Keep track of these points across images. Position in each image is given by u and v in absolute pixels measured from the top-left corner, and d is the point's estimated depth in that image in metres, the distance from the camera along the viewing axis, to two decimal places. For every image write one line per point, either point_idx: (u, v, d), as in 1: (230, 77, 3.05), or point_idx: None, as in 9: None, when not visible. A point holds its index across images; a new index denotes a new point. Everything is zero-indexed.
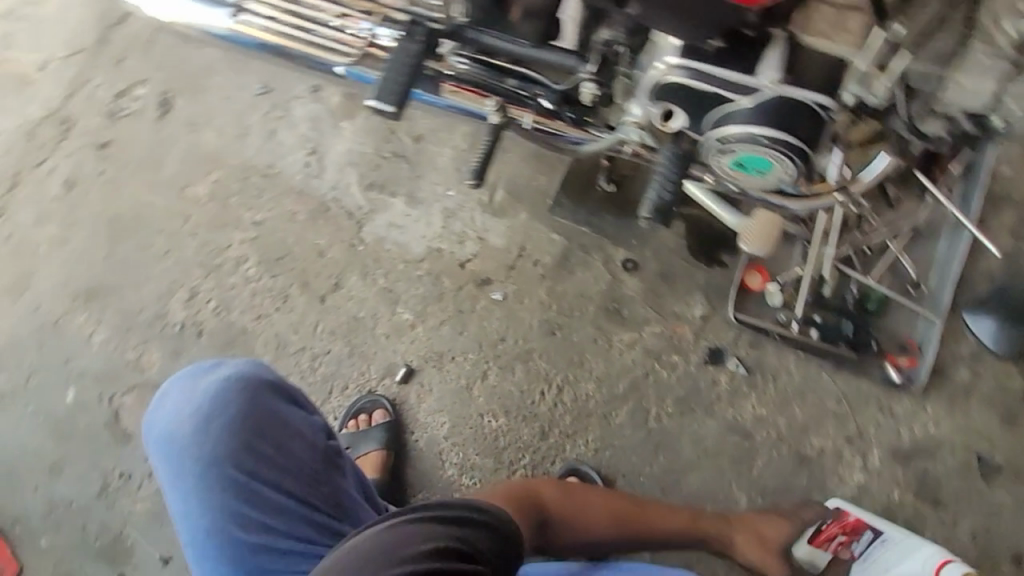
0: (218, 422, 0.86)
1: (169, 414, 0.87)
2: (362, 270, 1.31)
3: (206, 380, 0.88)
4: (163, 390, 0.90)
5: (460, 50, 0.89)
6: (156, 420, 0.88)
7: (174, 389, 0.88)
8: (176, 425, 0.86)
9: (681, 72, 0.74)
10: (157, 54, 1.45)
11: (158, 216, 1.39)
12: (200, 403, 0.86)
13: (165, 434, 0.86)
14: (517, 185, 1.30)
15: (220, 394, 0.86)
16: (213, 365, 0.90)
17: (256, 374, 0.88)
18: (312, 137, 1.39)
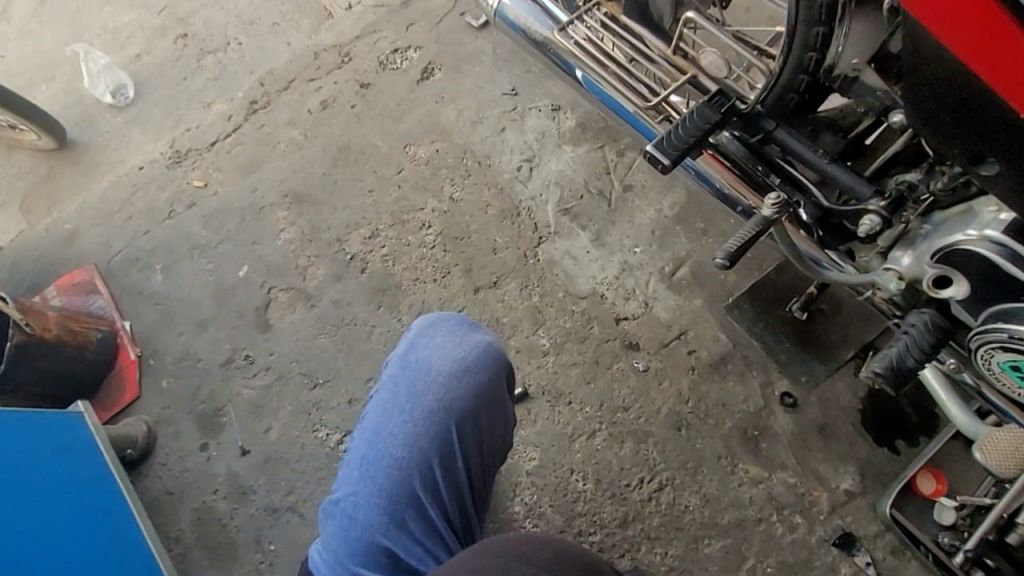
0: (471, 382, 0.89)
1: (436, 349, 0.91)
2: (523, 281, 1.33)
3: (469, 336, 0.92)
4: (437, 322, 0.94)
5: (740, 134, 0.88)
6: (420, 345, 0.91)
7: (445, 326, 0.93)
8: (437, 361, 0.90)
9: (992, 246, 0.69)
10: (440, 32, 1.63)
11: (378, 159, 1.52)
12: (470, 357, 0.90)
13: (421, 360, 0.90)
14: (703, 270, 1.27)
15: (484, 358, 0.90)
16: (486, 327, 0.95)
17: (511, 362, 0.93)
18: (534, 147, 1.45)
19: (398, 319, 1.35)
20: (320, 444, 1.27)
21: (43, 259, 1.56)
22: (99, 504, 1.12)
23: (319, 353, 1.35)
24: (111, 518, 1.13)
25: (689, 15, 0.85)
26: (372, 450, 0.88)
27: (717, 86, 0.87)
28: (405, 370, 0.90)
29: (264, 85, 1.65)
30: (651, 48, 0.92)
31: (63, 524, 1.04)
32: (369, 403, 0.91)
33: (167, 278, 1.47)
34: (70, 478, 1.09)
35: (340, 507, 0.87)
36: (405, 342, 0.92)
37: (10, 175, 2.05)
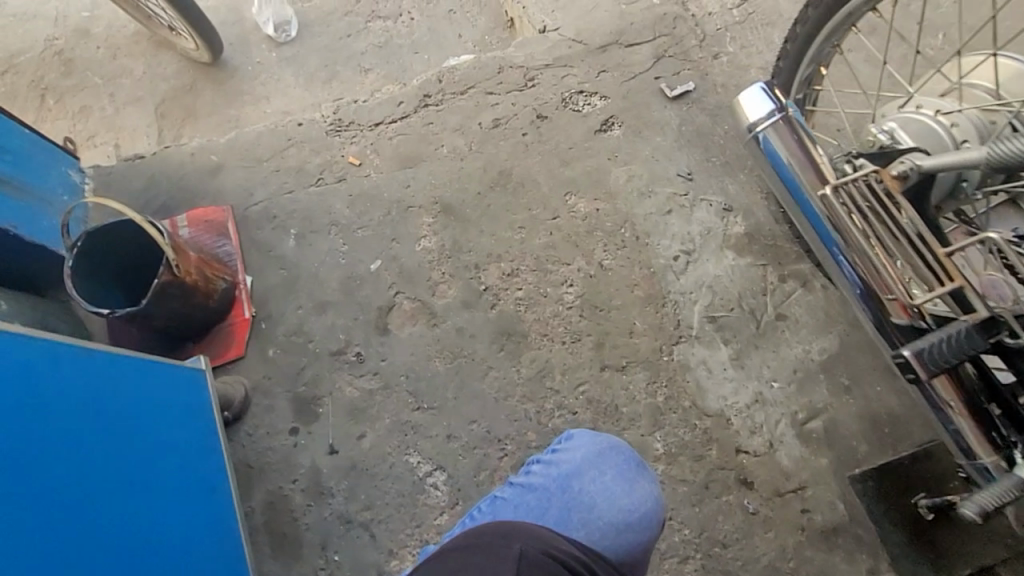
0: (628, 538, 0.88)
1: (603, 488, 0.91)
2: (652, 376, 1.30)
3: (636, 485, 0.91)
4: (609, 456, 0.94)
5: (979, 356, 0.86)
6: (587, 476, 0.92)
7: (611, 463, 0.92)
8: (602, 501, 0.90)
9: None
10: (631, 88, 1.58)
11: (535, 197, 1.49)
12: (638, 511, 0.89)
13: (583, 493, 0.91)
14: (837, 431, 1.24)
15: (647, 519, 0.89)
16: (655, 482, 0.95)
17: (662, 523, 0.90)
18: (697, 243, 1.41)
19: (517, 369, 1.32)
20: (410, 469, 1.26)
21: (181, 185, 1.54)
22: (200, 474, 1.09)
23: (431, 376, 1.33)
24: (210, 492, 1.10)
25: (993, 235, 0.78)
26: None
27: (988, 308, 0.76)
28: (564, 494, 0.91)
29: (440, 81, 1.62)
30: (921, 240, 0.85)
31: (177, 491, 1.01)
32: (507, 496, 0.95)
33: (298, 247, 1.45)
34: (175, 444, 1.05)
35: None
36: (572, 463, 0.93)
37: (154, 74, 2.04)
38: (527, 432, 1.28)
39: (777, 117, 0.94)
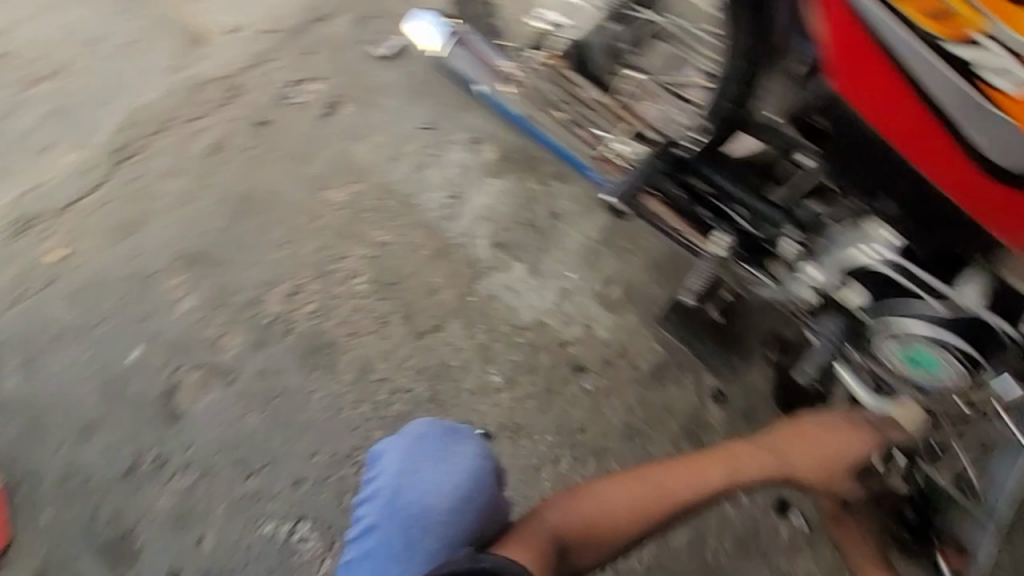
0: (472, 508, 0.95)
1: (426, 485, 0.98)
2: (466, 321, 1.33)
3: (452, 458, 1.00)
4: (421, 454, 1.01)
5: (675, 175, 1.00)
6: (406, 486, 0.99)
7: (425, 454, 1.01)
8: (433, 496, 0.96)
9: (884, 260, 0.87)
10: (338, 59, 1.50)
11: (285, 206, 1.37)
12: (460, 481, 0.97)
13: (413, 503, 0.97)
14: (633, 288, 1.37)
15: (475, 478, 0.97)
16: (467, 437, 1.03)
17: (496, 469, 1.00)
18: (458, 183, 1.44)
19: (338, 381, 1.26)
20: (271, 534, 1.17)
21: None
22: None
23: (254, 431, 1.22)
24: None
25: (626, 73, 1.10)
26: None
27: (660, 138, 1.04)
28: (394, 518, 0.96)
29: (128, 130, 1.41)
30: (596, 100, 1.10)
31: None
32: (351, 558, 0.97)
33: (33, 381, 1.23)
34: None
35: None
36: (392, 484, 0.99)
37: None
38: (375, 431, 1.24)
39: (449, 40, 1.17)
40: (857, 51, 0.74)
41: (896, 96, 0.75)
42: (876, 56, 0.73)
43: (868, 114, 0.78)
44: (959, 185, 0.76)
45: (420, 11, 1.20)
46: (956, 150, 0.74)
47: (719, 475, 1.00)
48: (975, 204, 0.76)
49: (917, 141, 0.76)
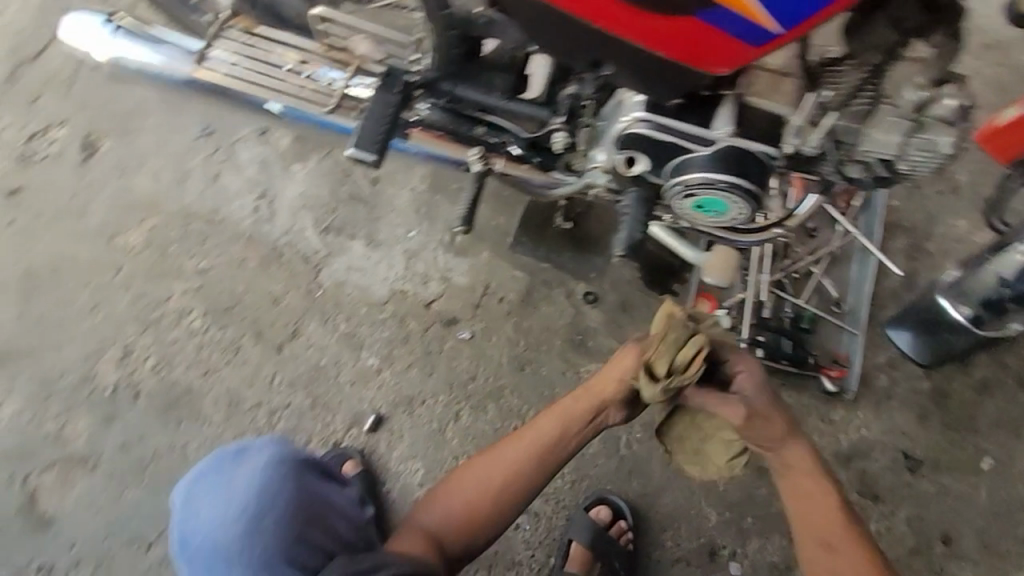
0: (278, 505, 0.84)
1: (206, 525, 0.83)
2: (321, 316, 1.26)
3: (233, 476, 0.86)
4: (194, 495, 0.87)
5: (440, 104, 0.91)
6: (189, 532, 0.84)
7: (205, 488, 0.86)
8: (219, 528, 0.82)
9: (644, 125, 0.81)
10: (69, 94, 1.34)
11: (82, 270, 1.25)
12: (246, 505, 0.83)
13: (203, 519, 0.84)
14: (477, 225, 1.33)
15: (271, 472, 0.86)
16: (258, 449, 0.89)
17: (297, 456, 0.91)
18: (262, 181, 1.33)
19: (209, 424, 1.19)
20: None
21: None
22: None
23: (133, 510, 1.14)
24: None
25: (316, 13, 0.82)
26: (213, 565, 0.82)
27: (383, 67, 0.86)
28: (196, 562, 0.83)
29: None
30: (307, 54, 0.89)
31: None
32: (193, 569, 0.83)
33: None
34: None
35: None
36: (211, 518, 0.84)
37: None
38: None
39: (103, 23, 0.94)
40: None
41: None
42: None
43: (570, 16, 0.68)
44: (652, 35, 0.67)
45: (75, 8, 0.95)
46: (623, 1, 0.65)
47: (523, 444, 0.92)
48: (680, 47, 0.67)
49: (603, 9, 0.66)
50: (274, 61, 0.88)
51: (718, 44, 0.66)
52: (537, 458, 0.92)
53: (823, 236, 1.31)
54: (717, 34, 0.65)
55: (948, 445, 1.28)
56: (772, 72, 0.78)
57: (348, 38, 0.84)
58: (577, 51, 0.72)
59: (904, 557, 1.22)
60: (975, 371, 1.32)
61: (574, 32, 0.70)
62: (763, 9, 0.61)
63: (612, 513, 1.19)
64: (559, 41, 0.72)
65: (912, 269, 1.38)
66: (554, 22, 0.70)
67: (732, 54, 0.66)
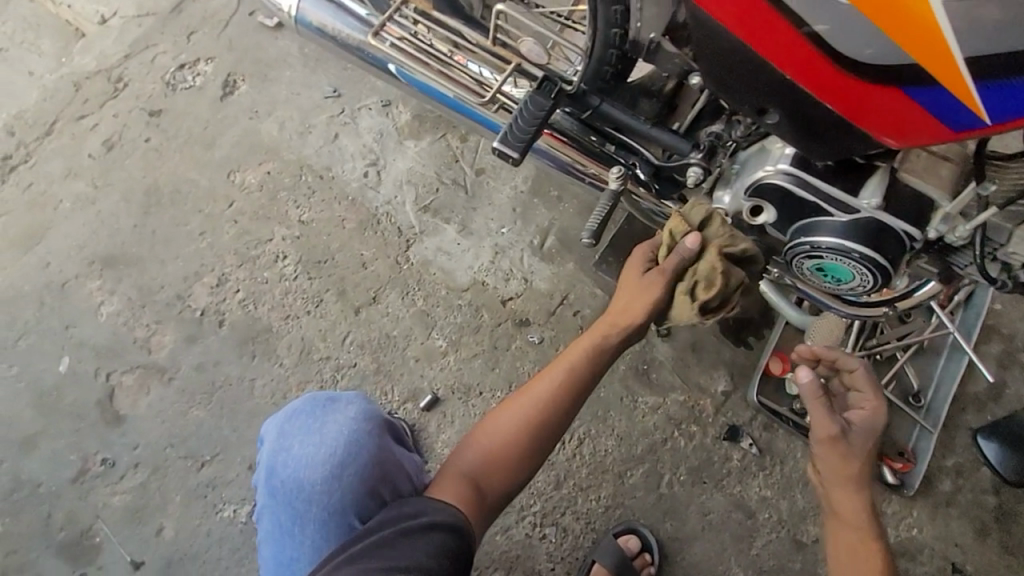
0: (356, 463, 0.89)
1: (297, 461, 0.91)
2: (402, 289, 1.30)
3: (327, 420, 0.93)
4: (288, 430, 0.93)
5: (582, 114, 0.93)
6: (279, 464, 0.91)
7: (298, 425, 0.93)
8: (305, 470, 0.90)
9: (787, 179, 0.81)
10: (223, 33, 1.44)
11: (199, 197, 1.33)
12: (335, 450, 0.90)
13: (293, 457, 0.91)
14: (568, 236, 1.35)
15: (357, 434, 0.91)
16: (347, 402, 0.95)
17: (383, 419, 0.95)
18: (376, 150, 1.39)
19: (278, 366, 1.24)
20: (230, 522, 1.16)
21: None
22: None
23: (195, 429, 1.20)
24: None
25: (498, 8, 0.85)
26: (293, 503, 0.89)
27: (542, 72, 0.89)
28: (278, 497, 0.90)
29: (16, 135, 1.36)
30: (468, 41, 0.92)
31: None
32: (271, 500, 0.91)
33: None
34: None
35: (275, 532, 0.90)
36: (302, 452, 0.91)
37: None
38: None
39: None
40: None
41: (754, 29, 0.65)
42: None
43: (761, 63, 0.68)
44: (846, 102, 0.67)
45: None
46: (826, 61, 0.64)
47: (552, 387, 0.91)
48: (872, 116, 0.67)
49: (800, 64, 0.66)
50: (437, 47, 0.93)
51: (912, 121, 0.66)
52: (563, 401, 0.90)
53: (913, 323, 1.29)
54: (916, 112, 0.65)
55: (1003, 568, 1.22)
56: (932, 154, 0.77)
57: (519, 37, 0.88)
58: (751, 97, 0.73)
59: None
60: None
61: (760, 78, 0.70)
62: (974, 98, 0.61)
63: (639, 544, 1.17)
64: (735, 82, 0.72)
65: (1000, 378, 1.32)
66: (740, 66, 0.70)
67: (923, 132, 0.67)
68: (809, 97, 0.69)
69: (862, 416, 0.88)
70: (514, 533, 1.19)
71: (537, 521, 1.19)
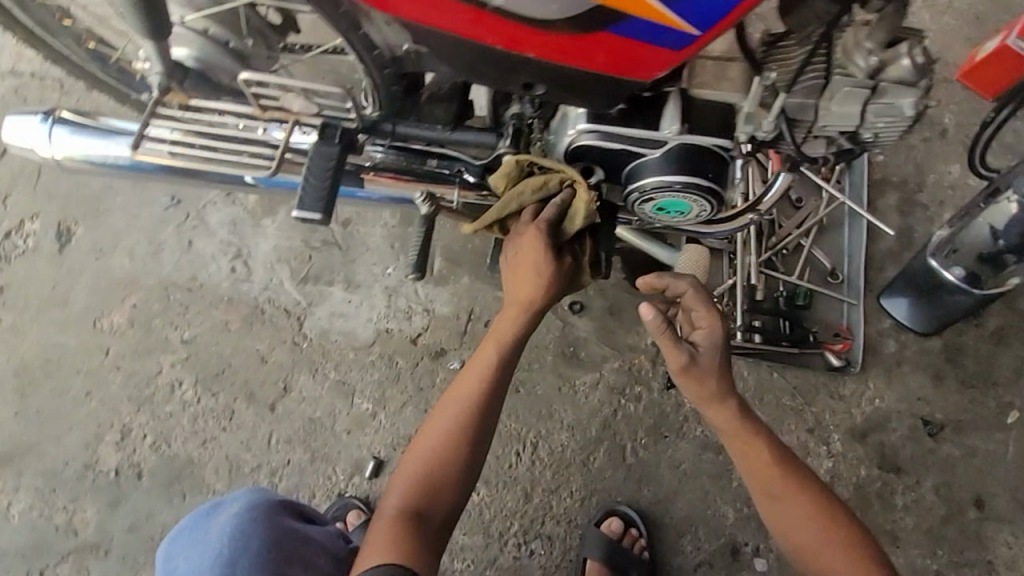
0: (253, 554, 0.76)
1: None
2: (310, 368, 1.25)
3: (208, 525, 0.80)
4: (170, 556, 0.80)
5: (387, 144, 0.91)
6: None
7: (181, 543, 0.80)
8: None
9: (591, 136, 0.78)
10: (38, 185, 1.36)
11: (73, 357, 1.26)
12: (220, 550, 0.76)
13: None
14: (453, 251, 1.32)
15: (247, 523, 0.79)
16: (233, 500, 0.84)
17: (276, 499, 0.85)
18: (235, 242, 1.33)
19: (212, 494, 1.18)
20: None
21: None
22: None
23: None
24: None
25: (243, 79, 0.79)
26: None
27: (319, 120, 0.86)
28: None
29: None
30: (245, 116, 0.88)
31: None
32: None
33: None
34: None
35: None
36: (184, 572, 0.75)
37: None
38: None
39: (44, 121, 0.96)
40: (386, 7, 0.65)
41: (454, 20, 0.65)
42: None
43: (476, 45, 0.67)
44: (569, 56, 0.66)
45: (16, 110, 0.97)
46: (526, 25, 0.63)
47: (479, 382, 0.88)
48: (596, 60, 0.66)
49: (507, 34, 0.64)
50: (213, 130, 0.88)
51: (634, 54, 0.64)
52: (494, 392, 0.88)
53: (807, 205, 1.28)
54: (634, 46, 0.63)
55: (968, 404, 1.23)
56: (715, 60, 0.74)
57: (283, 95, 0.84)
58: (494, 76, 0.71)
59: (937, 528, 1.18)
60: (987, 322, 1.27)
61: (487, 58, 0.68)
62: (671, 16, 0.59)
63: (623, 523, 1.16)
64: (472, 67, 0.71)
65: (906, 226, 1.33)
66: (464, 53, 0.68)
67: (649, 60, 0.65)
68: (535, 59, 0.67)
69: (701, 337, 0.84)
70: (503, 561, 1.16)
71: (520, 541, 1.17)
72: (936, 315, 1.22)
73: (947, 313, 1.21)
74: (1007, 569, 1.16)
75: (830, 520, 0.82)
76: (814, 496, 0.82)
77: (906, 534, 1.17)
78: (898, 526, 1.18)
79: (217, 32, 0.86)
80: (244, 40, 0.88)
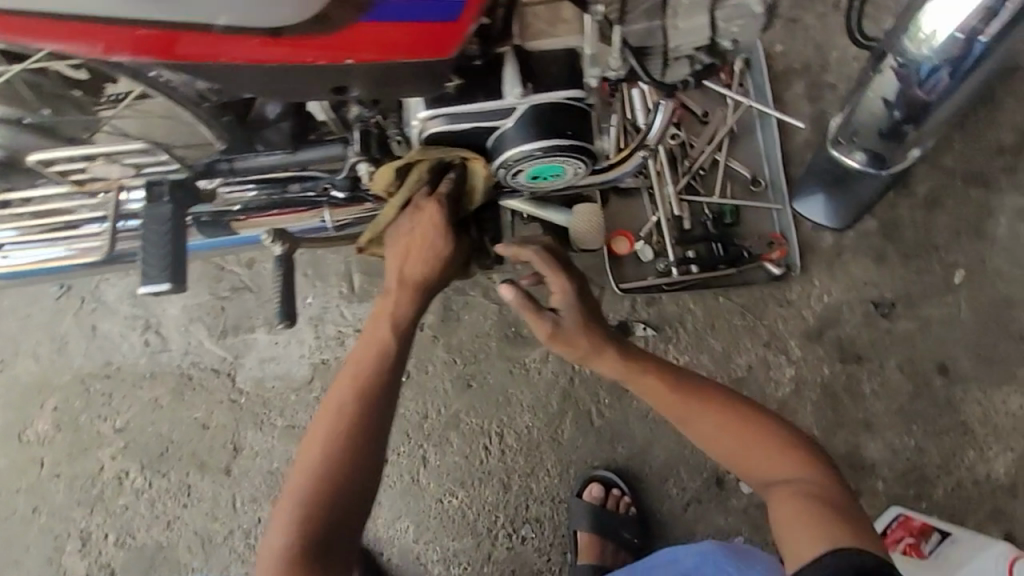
0: None
1: None
2: (255, 421, 1.20)
3: None
4: None
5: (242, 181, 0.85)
6: None
7: None
8: None
9: (437, 121, 0.71)
10: None
11: (7, 478, 1.19)
12: None
13: None
14: (369, 262, 1.25)
15: None
16: None
17: None
18: (140, 313, 1.25)
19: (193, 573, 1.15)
20: None
21: None
22: None
23: None
24: None
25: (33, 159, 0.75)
26: None
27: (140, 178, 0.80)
28: None
29: None
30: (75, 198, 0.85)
31: None
32: None
33: None
34: None
35: None
36: None
37: None
38: None
39: None
40: (150, 54, 0.58)
41: (222, 46, 0.58)
42: (166, 48, 0.57)
43: (280, 68, 0.61)
44: (357, 52, 0.59)
45: None
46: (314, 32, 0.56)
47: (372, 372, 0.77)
48: (406, 48, 0.59)
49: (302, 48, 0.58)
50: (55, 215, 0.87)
51: (439, 29, 0.57)
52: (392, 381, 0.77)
53: (715, 119, 1.22)
54: (414, 24, 0.57)
55: (915, 275, 1.22)
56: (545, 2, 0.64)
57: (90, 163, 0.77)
58: (311, 91, 0.64)
59: (908, 404, 1.18)
60: (918, 189, 1.24)
61: (297, 78, 0.62)
62: None
63: (603, 487, 1.15)
64: (288, 91, 0.64)
65: (818, 111, 1.27)
66: (271, 78, 0.62)
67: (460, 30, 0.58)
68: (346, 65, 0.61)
69: (559, 302, 0.81)
70: (498, 555, 1.15)
71: (510, 531, 1.16)
72: (854, 201, 1.18)
73: (862, 199, 1.18)
74: (981, 425, 1.17)
75: (760, 432, 0.77)
76: (736, 409, 0.79)
77: (879, 419, 1.18)
78: (871, 413, 1.18)
79: (3, 109, 0.71)
80: (39, 112, 0.72)
